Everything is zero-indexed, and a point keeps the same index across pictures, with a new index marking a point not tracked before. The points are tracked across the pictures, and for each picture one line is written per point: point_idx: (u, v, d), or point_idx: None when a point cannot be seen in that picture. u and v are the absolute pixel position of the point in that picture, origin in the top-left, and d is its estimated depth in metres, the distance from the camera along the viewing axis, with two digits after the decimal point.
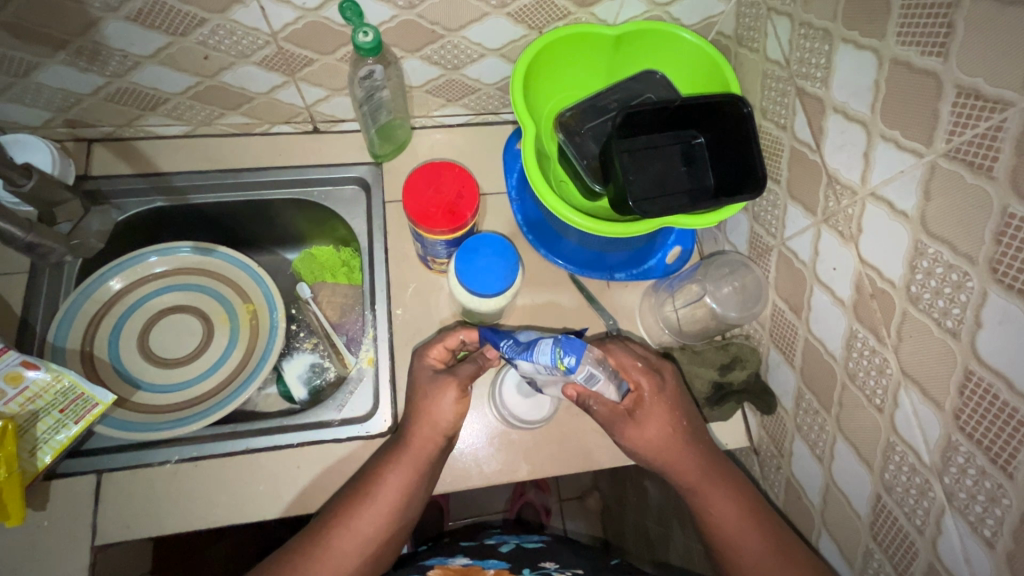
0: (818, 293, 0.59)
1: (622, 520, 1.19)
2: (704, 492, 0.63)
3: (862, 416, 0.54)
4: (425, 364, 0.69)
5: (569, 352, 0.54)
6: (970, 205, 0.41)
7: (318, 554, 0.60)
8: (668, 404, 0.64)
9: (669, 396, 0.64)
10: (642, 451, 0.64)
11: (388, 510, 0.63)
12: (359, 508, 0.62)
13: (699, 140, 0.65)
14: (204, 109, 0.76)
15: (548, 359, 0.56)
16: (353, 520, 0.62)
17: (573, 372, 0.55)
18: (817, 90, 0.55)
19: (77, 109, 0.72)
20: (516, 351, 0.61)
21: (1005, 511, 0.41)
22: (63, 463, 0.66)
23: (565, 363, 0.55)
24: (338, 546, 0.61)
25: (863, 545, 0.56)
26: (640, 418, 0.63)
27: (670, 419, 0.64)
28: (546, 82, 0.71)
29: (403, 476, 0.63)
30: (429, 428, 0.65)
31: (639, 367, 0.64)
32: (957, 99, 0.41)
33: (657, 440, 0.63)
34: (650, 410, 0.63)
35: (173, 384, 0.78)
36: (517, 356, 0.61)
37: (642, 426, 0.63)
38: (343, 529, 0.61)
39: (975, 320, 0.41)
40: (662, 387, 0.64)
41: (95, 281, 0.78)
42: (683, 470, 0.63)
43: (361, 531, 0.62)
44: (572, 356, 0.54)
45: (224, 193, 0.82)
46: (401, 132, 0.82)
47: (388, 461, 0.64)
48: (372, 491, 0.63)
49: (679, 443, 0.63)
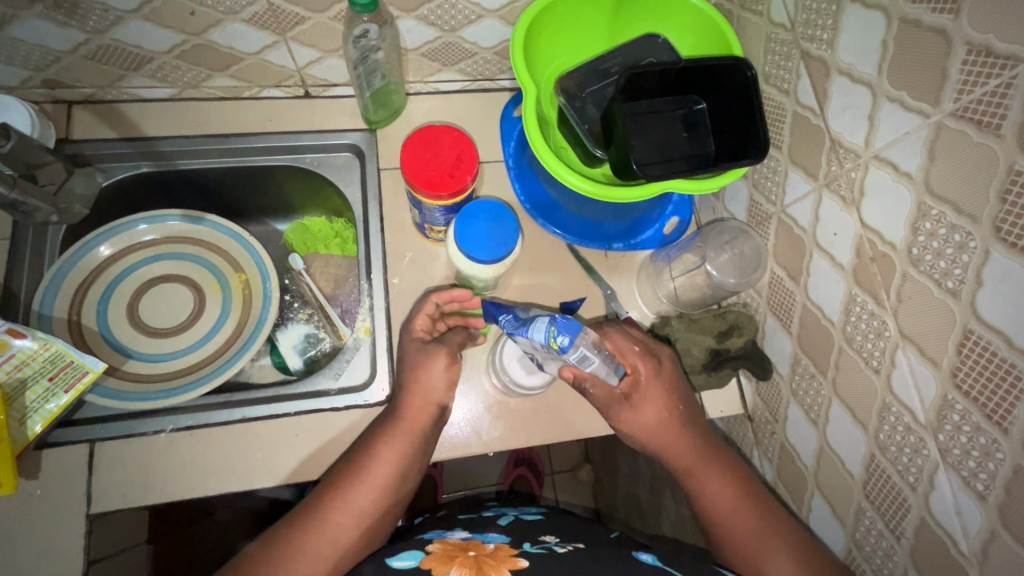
0: (817, 259, 0.59)
1: (613, 490, 1.22)
2: (694, 472, 0.64)
3: (859, 379, 0.55)
4: (412, 337, 0.70)
5: (562, 332, 0.54)
6: (977, 163, 0.41)
7: (314, 526, 0.60)
8: (665, 386, 0.65)
9: (665, 379, 0.65)
10: (636, 433, 0.65)
11: (383, 482, 0.62)
12: (354, 481, 0.62)
13: (700, 107, 0.64)
14: (190, 70, 0.73)
15: (541, 338, 0.55)
16: (349, 492, 0.61)
17: (566, 352, 0.54)
18: (823, 53, 0.54)
19: (55, 67, 0.69)
20: (514, 328, 0.61)
21: (998, 464, 0.42)
22: (54, 433, 0.65)
23: (558, 342, 0.54)
24: (335, 519, 0.60)
25: (855, 504, 0.58)
26: (636, 402, 0.64)
27: (665, 402, 0.65)
28: (547, 44, 0.69)
29: (397, 448, 0.63)
30: (422, 399, 0.65)
31: (636, 350, 0.65)
32: (967, 57, 0.40)
33: (652, 423, 0.64)
34: (646, 393, 0.64)
35: (166, 354, 0.77)
36: (514, 331, 0.61)
37: (638, 409, 0.64)
38: (338, 502, 0.61)
39: (976, 279, 0.42)
40: (659, 371, 0.65)
41: (82, 248, 0.75)
42: (676, 452, 0.65)
43: (358, 502, 0.61)
44: (566, 336, 0.54)
45: (214, 159, 0.79)
46: (396, 98, 0.79)
47: (381, 436, 0.64)
48: (366, 465, 0.62)
49: (675, 427, 0.65)
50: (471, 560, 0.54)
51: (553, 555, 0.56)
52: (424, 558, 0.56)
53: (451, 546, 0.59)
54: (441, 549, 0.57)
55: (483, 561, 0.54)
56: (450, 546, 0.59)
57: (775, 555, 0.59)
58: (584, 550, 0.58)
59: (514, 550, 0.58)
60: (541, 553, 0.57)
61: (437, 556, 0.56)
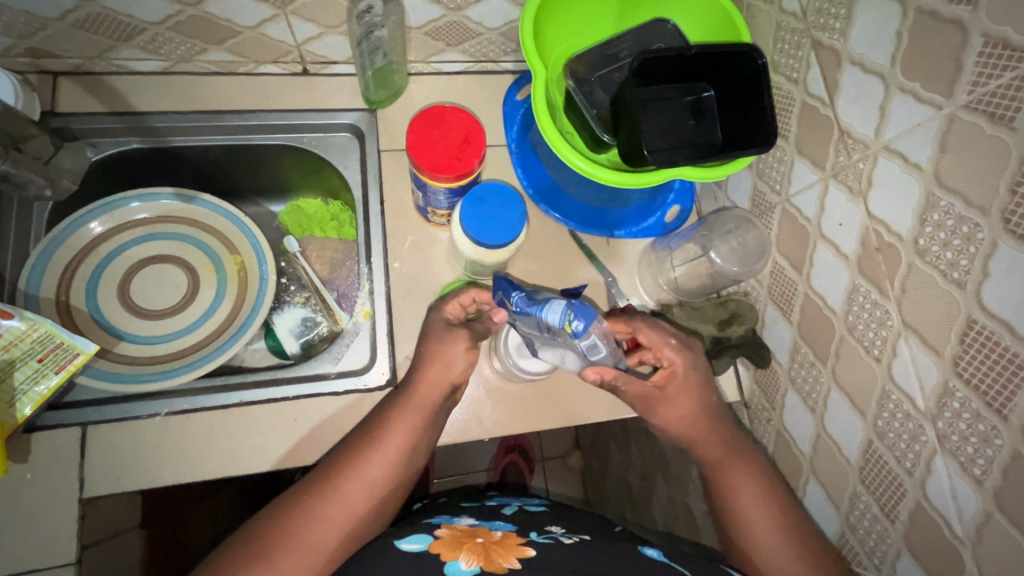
0: (821, 248, 0.60)
1: (603, 476, 1.23)
2: (721, 466, 0.64)
3: (858, 367, 0.56)
4: (441, 317, 0.67)
5: (578, 317, 0.54)
6: (988, 155, 0.41)
7: (327, 495, 0.59)
8: (699, 379, 0.65)
9: (700, 373, 0.65)
10: (668, 425, 0.65)
11: (395, 455, 0.62)
12: (368, 451, 0.61)
13: (708, 94, 0.63)
14: (184, 42, 0.70)
15: (556, 319, 0.55)
16: (362, 463, 0.60)
17: (579, 337, 0.55)
18: (835, 42, 0.54)
19: (40, 35, 0.66)
20: (522, 306, 0.60)
21: (996, 451, 0.43)
22: (43, 416, 0.63)
23: (573, 326, 0.54)
24: (348, 488, 0.59)
25: (850, 488, 0.59)
26: (671, 394, 0.64)
27: (699, 395, 0.65)
28: (556, 26, 0.68)
29: (407, 420, 0.62)
30: (430, 380, 0.64)
31: (673, 345, 0.64)
32: (983, 49, 0.40)
33: (686, 414, 0.65)
34: (681, 386, 0.64)
35: (159, 336, 0.75)
36: (525, 309, 0.59)
37: (672, 401, 0.64)
38: (350, 472, 0.60)
39: (982, 270, 0.43)
40: (695, 364, 0.64)
41: (73, 224, 0.73)
42: (705, 444, 0.65)
43: (372, 471, 0.61)
44: (582, 322, 0.54)
45: (208, 136, 0.77)
46: (398, 78, 0.77)
47: (392, 407, 0.64)
48: (379, 437, 0.62)
49: (707, 418, 0.65)
50: (479, 547, 0.55)
51: (560, 545, 0.56)
52: (433, 543, 0.56)
53: (459, 531, 0.59)
54: (450, 535, 0.58)
55: (491, 549, 0.55)
56: (458, 533, 0.59)
57: (769, 534, 0.61)
58: (590, 543, 0.58)
59: (521, 539, 0.58)
60: (548, 543, 0.57)
61: (445, 542, 0.56)
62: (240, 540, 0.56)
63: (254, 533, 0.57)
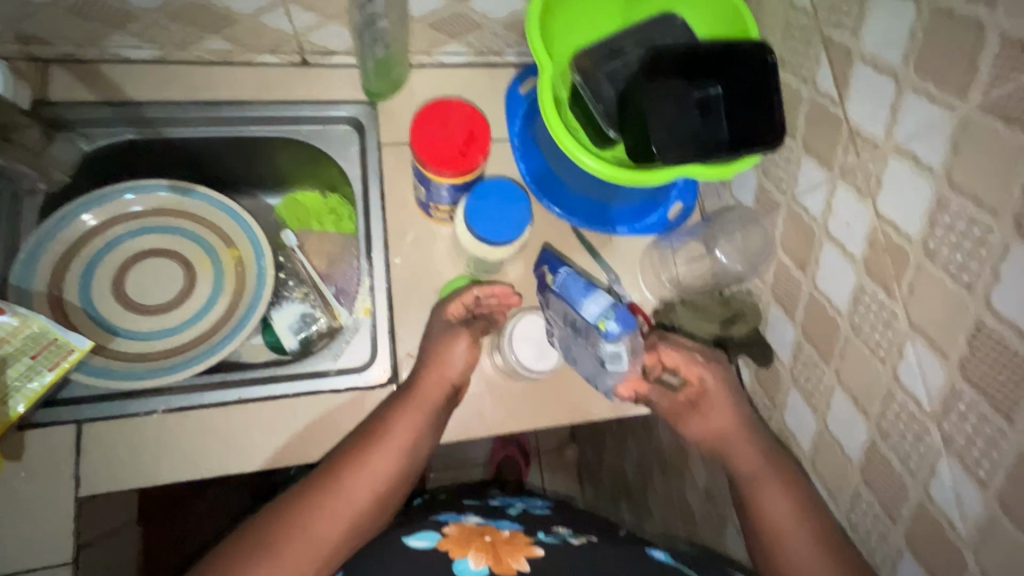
0: (827, 248, 0.59)
1: (600, 470, 1.24)
2: (759, 476, 0.63)
3: (862, 367, 0.56)
4: (442, 317, 0.68)
5: (616, 320, 0.61)
6: (1003, 159, 0.41)
7: (331, 488, 0.58)
8: (729, 392, 0.67)
9: (729, 384, 0.67)
10: (706, 440, 0.67)
11: (399, 451, 0.61)
12: (372, 446, 0.61)
13: (717, 91, 0.59)
14: (179, 30, 0.68)
15: (595, 312, 0.61)
16: (366, 456, 0.60)
17: (608, 337, 0.61)
18: (846, 40, 0.54)
19: (30, 21, 0.64)
20: (564, 289, 0.64)
21: (1002, 453, 0.44)
22: (38, 413, 0.62)
23: (607, 325, 0.61)
24: (352, 481, 0.59)
25: (852, 487, 0.60)
26: (704, 408, 0.67)
27: (734, 408, 0.66)
28: (561, 19, 0.67)
29: (411, 417, 0.62)
30: (438, 376, 0.65)
31: (699, 361, 0.67)
32: (1000, 50, 0.40)
33: (723, 428, 0.66)
34: (714, 400, 0.66)
35: (155, 331, 0.74)
36: (566, 288, 0.64)
37: (707, 415, 0.66)
38: (355, 464, 0.59)
39: (992, 273, 0.42)
40: (722, 377, 0.67)
41: (65, 217, 0.71)
42: (741, 454, 0.64)
43: (376, 465, 0.60)
44: (618, 325, 0.61)
45: (204, 127, 0.75)
46: (399, 70, 0.76)
47: (395, 404, 0.63)
48: (384, 431, 0.61)
49: (743, 429, 0.65)
50: (488, 546, 0.55)
51: (569, 546, 0.56)
52: (440, 541, 0.56)
53: (468, 529, 0.59)
54: (459, 532, 0.57)
55: (500, 548, 0.55)
56: (466, 530, 0.58)
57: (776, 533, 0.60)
58: (599, 545, 0.57)
59: (529, 539, 0.57)
60: (556, 543, 0.57)
61: (453, 540, 0.55)
62: (245, 533, 0.56)
63: (260, 524, 0.56)
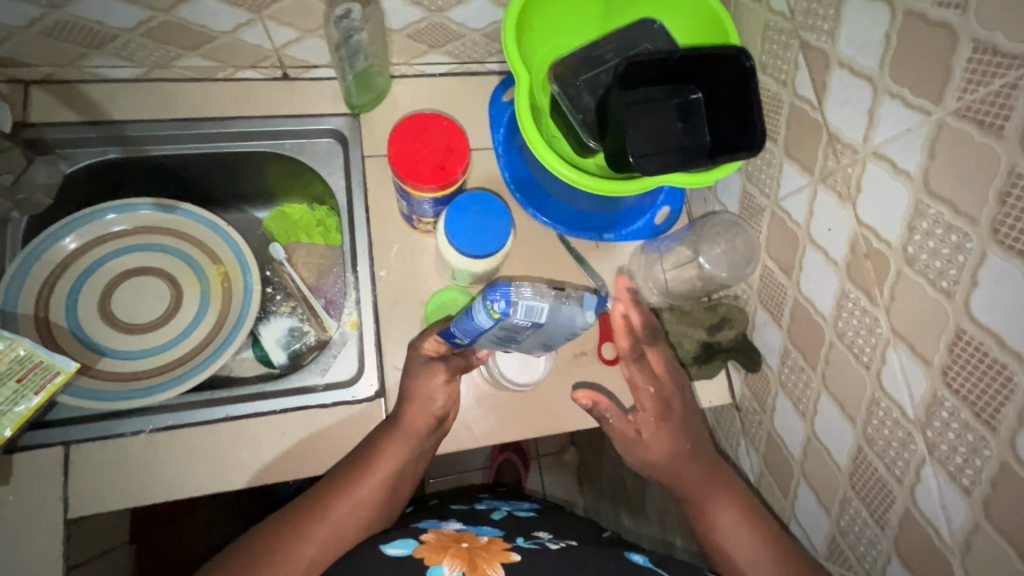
0: (810, 253, 0.59)
1: (598, 473, 1.23)
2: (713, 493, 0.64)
3: (847, 373, 0.56)
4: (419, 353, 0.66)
5: (494, 298, 0.51)
6: (978, 164, 0.40)
7: (317, 516, 0.59)
8: (673, 431, 0.67)
9: (673, 422, 0.68)
10: (645, 469, 0.68)
11: (384, 479, 0.61)
12: (358, 476, 0.61)
13: (696, 96, 0.61)
14: (158, 48, 0.68)
15: (486, 317, 0.52)
16: (351, 485, 0.60)
17: (511, 316, 0.51)
18: (823, 44, 0.53)
19: (8, 45, 0.64)
20: (468, 334, 0.58)
21: (985, 461, 0.43)
22: (24, 436, 0.62)
23: (498, 309, 0.51)
24: (338, 510, 0.59)
25: (841, 492, 0.59)
26: (646, 440, 0.67)
27: (675, 441, 0.67)
28: (540, 28, 0.67)
29: (398, 446, 0.62)
30: (422, 408, 0.63)
31: (649, 393, 0.69)
32: (972, 55, 0.40)
33: (660, 461, 0.67)
34: (655, 433, 0.67)
35: (141, 351, 0.74)
36: (470, 333, 0.57)
37: (647, 446, 0.67)
38: (340, 493, 0.60)
39: (971, 280, 0.42)
40: (668, 416, 0.68)
41: (47, 240, 0.72)
42: (685, 482, 0.66)
43: (361, 495, 0.60)
44: (500, 299, 0.51)
45: (187, 144, 0.75)
46: (380, 81, 0.75)
47: (383, 432, 0.63)
48: (370, 460, 0.62)
49: (684, 462, 0.66)
50: (464, 552, 0.54)
51: (546, 550, 0.56)
52: (418, 547, 0.55)
53: (445, 536, 0.58)
54: (435, 539, 0.57)
55: (476, 554, 0.54)
56: (444, 537, 0.58)
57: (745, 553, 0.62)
58: (577, 548, 0.58)
59: (506, 544, 0.57)
60: (533, 548, 0.56)
61: (430, 547, 0.55)
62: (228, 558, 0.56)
63: (246, 549, 0.56)
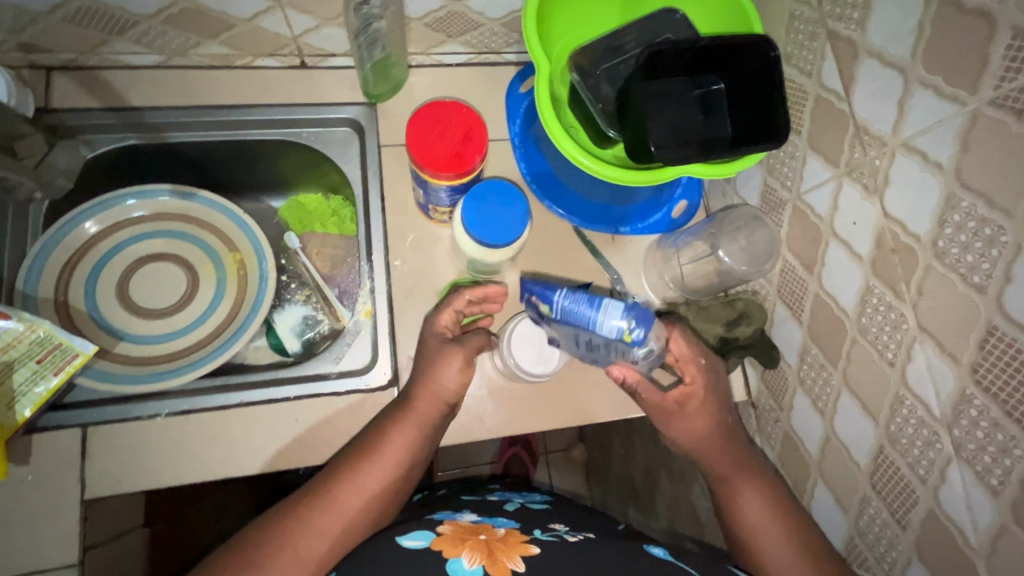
0: (833, 247, 0.58)
1: (607, 470, 1.23)
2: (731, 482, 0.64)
3: (870, 370, 0.55)
4: (436, 329, 0.67)
5: (639, 326, 0.56)
6: (1015, 155, 0.39)
7: (323, 506, 0.58)
8: (717, 403, 0.67)
9: (718, 394, 0.67)
10: (683, 440, 0.67)
11: (392, 469, 0.61)
12: (365, 465, 0.61)
13: (718, 87, 0.59)
14: (177, 35, 0.68)
15: (615, 329, 0.56)
16: (357, 475, 0.60)
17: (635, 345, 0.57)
18: (852, 33, 0.52)
19: (32, 30, 0.64)
20: (566, 312, 0.59)
21: (1015, 461, 0.42)
22: (44, 417, 0.63)
23: (633, 334, 0.56)
24: (343, 499, 0.59)
25: (860, 491, 0.58)
26: (688, 412, 0.67)
27: (715, 416, 0.67)
28: (559, 17, 0.66)
29: (407, 434, 0.62)
30: (433, 396, 0.64)
31: (699, 365, 0.66)
32: (1012, 42, 0.38)
33: (700, 433, 0.67)
34: (700, 405, 0.67)
35: (157, 337, 0.74)
36: (570, 312, 0.59)
37: (688, 419, 0.67)
38: (347, 482, 0.60)
39: (1005, 274, 0.41)
40: (714, 387, 0.67)
41: (67, 224, 0.72)
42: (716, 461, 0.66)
43: (367, 484, 0.60)
44: (642, 330, 0.56)
45: (205, 132, 0.75)
46: (397, 71, 0.75)
47: (390, 420, 0.64)
48: (376, 449, 0.62)
49: (721, 438, 0.66)
50: (482, 544, 0.54)
51: (568, 544, 0.55)
52: (435, 539, 0.55)
53: (462, 528, 0.58)
54: (453, 531, 0.57)
55: (495, 545, 0.54)
56: (461, 529, 0.58)
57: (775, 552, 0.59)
58: (596, 540, 0.58)
59: (524, 537, 0.57)
60: (552, 541, 0.56)
61: (448, 539, 0.55)
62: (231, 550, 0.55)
63: (251, 538, 0.56)
